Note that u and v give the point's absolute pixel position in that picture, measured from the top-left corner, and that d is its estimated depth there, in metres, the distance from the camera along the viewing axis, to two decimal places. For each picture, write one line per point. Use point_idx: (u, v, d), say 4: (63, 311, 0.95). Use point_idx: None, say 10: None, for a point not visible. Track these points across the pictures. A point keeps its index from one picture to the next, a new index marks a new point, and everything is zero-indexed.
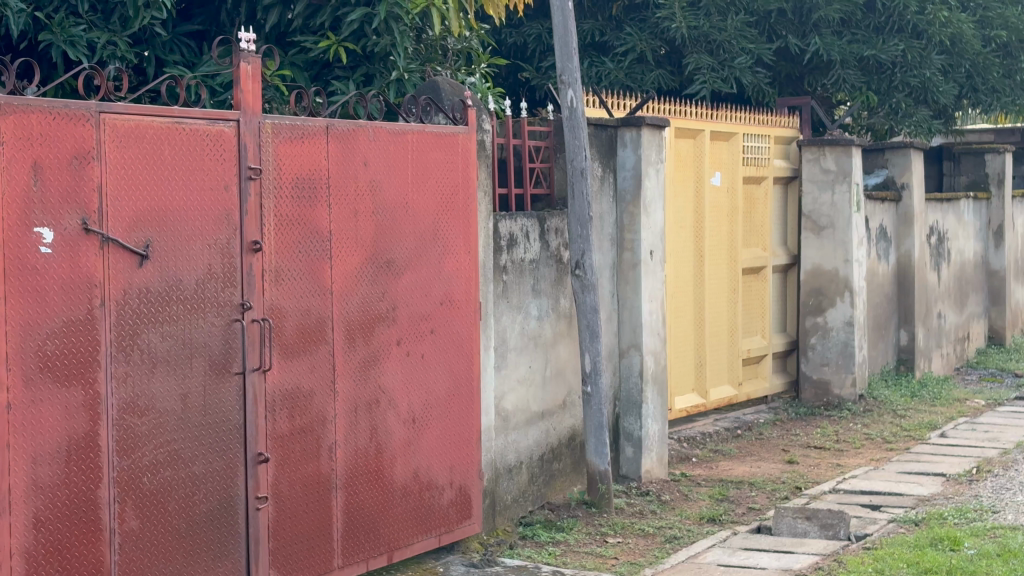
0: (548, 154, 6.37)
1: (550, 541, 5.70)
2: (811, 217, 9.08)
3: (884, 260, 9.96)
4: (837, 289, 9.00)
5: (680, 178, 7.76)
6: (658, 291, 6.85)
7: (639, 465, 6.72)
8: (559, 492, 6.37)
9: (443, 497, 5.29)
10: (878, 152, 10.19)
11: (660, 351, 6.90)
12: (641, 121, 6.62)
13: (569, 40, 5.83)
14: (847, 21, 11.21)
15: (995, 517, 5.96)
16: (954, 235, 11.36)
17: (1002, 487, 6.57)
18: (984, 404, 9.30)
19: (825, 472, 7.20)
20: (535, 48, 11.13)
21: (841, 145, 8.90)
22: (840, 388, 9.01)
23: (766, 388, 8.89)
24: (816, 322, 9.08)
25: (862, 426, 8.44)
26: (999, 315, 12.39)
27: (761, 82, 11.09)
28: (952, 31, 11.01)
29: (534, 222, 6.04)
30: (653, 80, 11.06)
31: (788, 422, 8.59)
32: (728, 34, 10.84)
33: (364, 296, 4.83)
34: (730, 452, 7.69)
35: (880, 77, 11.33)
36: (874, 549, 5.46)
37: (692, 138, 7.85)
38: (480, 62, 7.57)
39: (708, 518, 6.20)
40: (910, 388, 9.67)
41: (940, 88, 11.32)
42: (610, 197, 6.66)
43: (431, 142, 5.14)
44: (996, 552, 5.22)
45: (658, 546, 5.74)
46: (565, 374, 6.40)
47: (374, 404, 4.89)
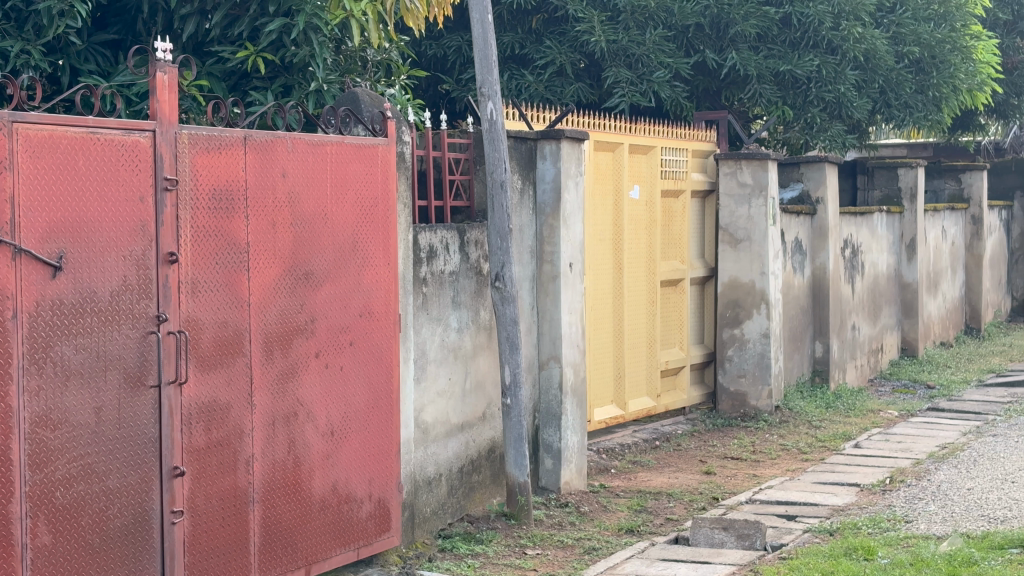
0: (468, 167, 6.38)
1: (469, 553, 5.70)
2: (728, 230, 9.14)
3: (800, 272, 10.06)
4: (753, 301, 9.06)
5: (600, 191, 7.78)
6: (577, 304, 6.88)
7: (558, 476, 6.73)
8: (478, 504, 6.37)
9: (362, 509, 5.27)
10: (794, 167, 10.30)
11: (580, 363, 6.93)
12: (560, 133, 6.64)
13: (489, 53, 5.85)
14: (763, 36, 11.36)
15: (908, 526, 6.05)
16: (868, 248, 11.51)
17: (915, 497, 6.66)
18: (898, 415, 9.45)
19: (742, 483, 7.27)
20: (455, 61, 11.16)
21: (757, 159, 8.94)
22: (756, 399, 9.08)
23: (684, 400, 8.94)
24: (732, 334, 9.15)
25: (778, 437, 8.53)
26: (912, 326, 12.57)
27: (678, 96, 11.23)
28: (866, 47, 11.26)
29: (454, 234, 6.04)
30: (572, 93, 11.17)
31: (705, 433, 8.64)
32: (647, 48, 10.95)
33: (282, 307, 4.80)
34: (648, 463, 7.72)
35: (795, 91, 11.51)
36: (790, 560, 5.54)
37: (611, 152, 7.87)
38: (400, 73, 7.57)
39: (627, 529, 6.24)
40: (825, 399, 9.78)
41: (854, 102, 11.54)
42: (529, 210, 6.67)
43: (351, 154, 5.13)
44: (909, 562, 5.30)
45: (577, 557, 5.77)
46: (485, 386, 6.40)
47: (292, 417, 4.87)
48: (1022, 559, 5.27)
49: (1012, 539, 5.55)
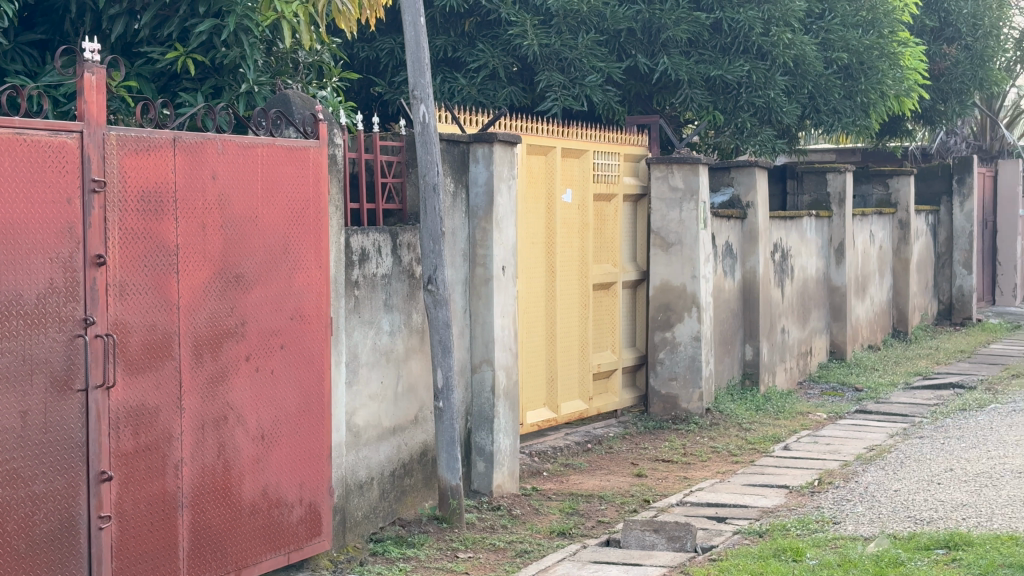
0: (400, 170, 6.36)
1: (401, 557, 5.69)
2: (660, 234, 9.19)
3: (730, 276, 10.12)
4: (684, 304, 9.11)
5: (532, 194, 7.79)
6: (509, 307, 6.88)
7: (490, 479, 6.73)
8: (410, 508, 6.36)
9: (292, 513, 5.24)
10: (725, 171, 10.37)
11: (512, 367, 6.93)
12: (493, 137, 6.65)
13: (421, 56, 5.85)
14: (694, 41, 11.45)
15: (836, 528, 6.12)
16: (798, 252, 11.61)
17: (843, 499, 6.73)
18: (826, 417, 9.55)
19: (673, 485, 7.31)
20: (388, 63, 11.14)
21: (688, 163, 8.99)
22: (687, 402, 9.14)
23: (616, 403, 8.96)
24: (664, 337, 9.20)
25: (709, 439, 8.59)
26: (841, 329, 12.70)
27: (610, 100, 11.30)
28: (795, 52, 11.40)
29: (386, 237, 6.03)
30: (505, 97, 11.19)
31: (637, 436, 8.68)
32: (580, 53, 11.00)
33: (211, 310, 4.77)
34: (580, 466, 7.74)
35: (726, 96, 11.66)
36: (720, 561, 5.59)
37: (544, 155, 7.88)
38: (332, 75, 7.55)
39: (559, 532, 6.27)
40: (755, 402, 9.86)
41: (784, 107, 11.71)
42: (461, 213, 6.66)
43: (282, 156, 5.10)
44: (837, 563, 5.37)
45: (509, 560, 5.78)
46: (417, 389, 6.39)
47: (222, 421, 4.83)
48: (948, 559, 5.35)
49: (938, 539, 5.64)
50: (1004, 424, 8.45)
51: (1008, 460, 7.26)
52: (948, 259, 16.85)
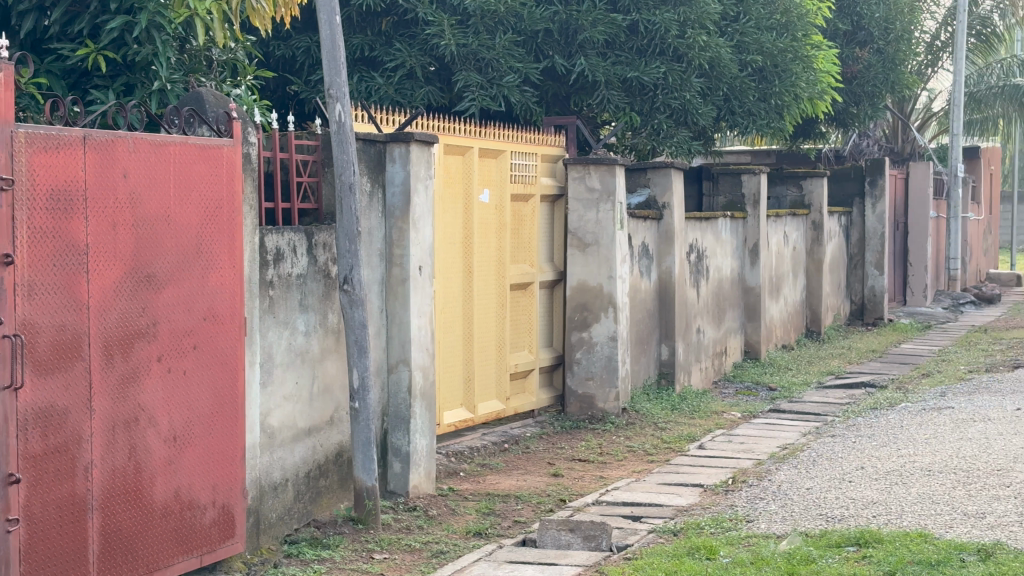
0: (315, 169, 6.32)
1: (316, 559, 5.67)
2: (577, 234, 9.20)
3: (646, 277, 10.17)
4: (600, 304, 9.14)
5: (449, 194, 7.77)
6: (426, 307, 6.86)
7: (406, 480, 6.71)
8: (325, 509, 6.33)
9: (204, 516, 5.18)
10: (641, 172, 10.41)
11: (429, 367, 6.92)
12: (409, 137, 6.63)
13: (337, 55, 5.82)
14: (611, 43, 11.57)
15: (749, 526, 6.18)
16: (713, 253, 11.70)
17: (756, 497, 6.79)
18: (740, 417, 9.65)
19: (589, 485, 7.34)
20: (304, 62, 11.08)
21: (605, 164, 9.02)
22: (603, 401, 9.18)
23: (533, 403, 8.97)
24: (581, 337, 9.22)
25: (625, 438, 8.64)
26: (755, 329, 12.83)
27: (528, 101, 11.34)
28: (710, 54, 11.61)
29: (301, 237, 5.99)
30: (422, 97, 11.16)
31: (554, 436, 8.70)
32: (498, 52, 10.99)
33: (122, 310, 4.71)
34: (497, 466, 7.74)
35: (643, 98, 11.76)
36: (634, 560, 5.62)
37: (461, 155, 7.87)
38: (246, 74, 7.50)
39: (474, 532, 6.27)
40: (670, 401, 9.94)
41: (699, 109, 11.90)
42: (377, 213, 6.63)
43: (195, 155, 5.05)
44: (749, 560, 5.42)
45: (424, 561, 5.77)
46: (332, 390, 6.35)
47: (133, 422, 4.77)
48: (858, 556, 5.42)
49: (849, 536, 5.71)
50: (914, 422, 8.58)
51: (918, 458, 7.38)
52: (860, 260, 17.08)
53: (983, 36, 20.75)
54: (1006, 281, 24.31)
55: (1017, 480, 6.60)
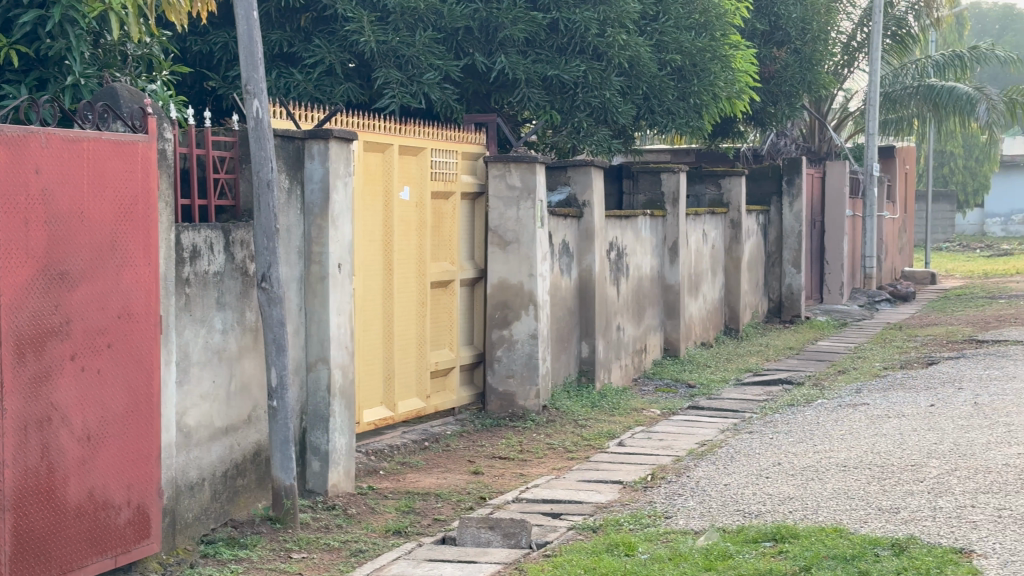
0: (233, 165, 6.27)
1: (233, 559, 5.63)
2: (497, 232, 9.19)
3: (567, 274, 10.20)
4: (521, 302, 9.15)
5: (369, 191, 7.74)
6: (345, 304, 6.83)
7: (325, 479, 6.68)
8: (242, 508, 6.28)
9: (119, 516, 5.11)
10: (561, 170, 10.43)
11: (348, 364, 6.88)
12: (328, 133, 6.58)
13: (255, 51, 5.77)
14: (531, 41, 11.68)
15: (667, 522, 6.22)
16: (633, 251, 11.75)
17: (675, 493, 6.84)
18: (659, 414, 9.71)
19: (509, 482, 7.34)
20: (221, 57, 10.99)
21: (525, 162, 9.04)
22: (524, 399, 9.19)
23: (453, 400, 8.96)
24: (501, 335, 9.20)
25: (545, 436, 8.66)
26: (674, 327, 12.92)
27: (449, 98, 11.37)
28: (630, 53, 11.80)
29: (218, 234, 5.94)
30: (342, 93, 11.13)
31: (474, 434, 8.71)
32: (417, 49, 11.07)
33: (34, 308, 4.63)
34: (417, 464, 7.72)
35: (562, 96, 11.87)
36: (554, 557, 5.63)
37: (381, 152, 7.83)
38: (161, 69, 7.45)
39: (394, 530, 6.25)
40: (590, 399, 9.98)
41: (619, 108, 12.01)
42: (296, 210, 6.58)
43: (109, 151, 4.99)
44: (667, 556, 5.45)
45: (343, 560, 5.75)
46: (250, 389, 6.30)
47: (45, 422, 4.70)
48: (775, 551, 5.47)
49: (765, 532, 5.76)
50: (830, 419, 8.68)
51: (833, 454, 7.46)
52: (778, 258, 17.25)
53: (897, 37, 21.12)
54: (920, 279, 24.68)
55: (930, 475, 6.70)
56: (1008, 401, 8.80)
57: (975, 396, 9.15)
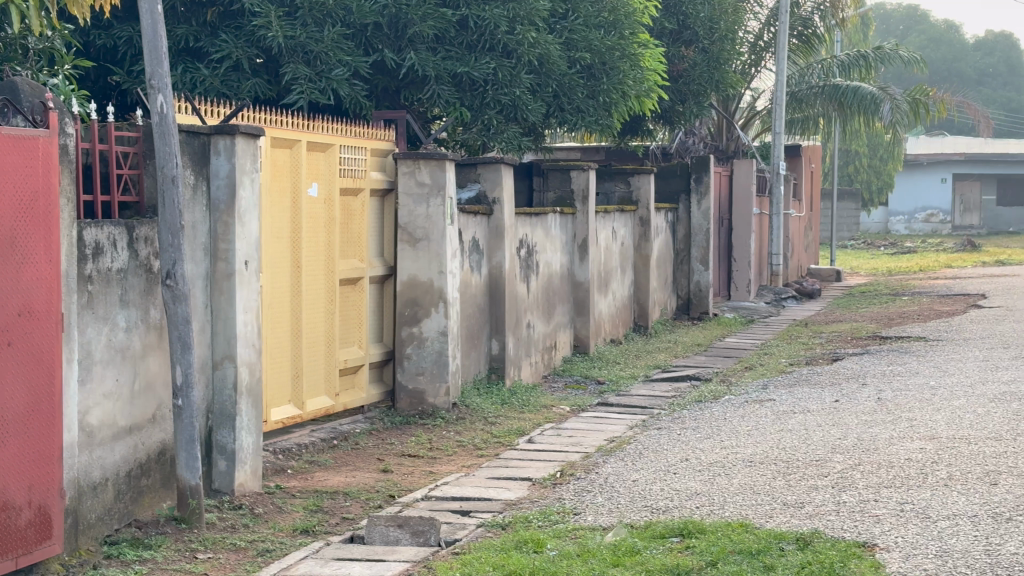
0: (137, 161, 6.18)
1: (137, 560, 5.55)
2: (407, 229, 9.16)
3: (477, 272, 10.19)
4: (431, 299, 9.13)
5: (276, 188, 7.66)
6: (252, 302, 6.76)
7: (232, 478, 6.61)
8: (147, 508, 6.20)
9: (20, 517, 5.01)
10: (471, 167, 10.42)
11: (255, 363, 6.82)
12: (234, 129, 6.52)
13: (159, 45, 5.70)
14: (441, 38, 11.83)
15: (576, 518, 6.24)
16: (543, 248, 11.78)
17: (583, 489, 6.87)
18: (569, 411, 9.76)
19: (418, 481, 7.33)
20: (126, 52, 10.85)
21: (435, 159, 9.04)
22: (434, 396, 9.18)
23: (362, 398, 8.90)
24: (411, 332, 9.17)
25: (455, 433, 8.65)
26: (584, 324, 12.96)
27: (358, 94, 11.41)
28: (539, 51, 11.98)
29: (121, 231, 5.87)
30: (249, 89, 11.13)
31: (383, 432, 8.68)
32: (325, 45, 11.09)
33: None
34: (326, 463, 7.67)
35: (473, 93, 11.96)
36: (462, 555, 5.63)
37: (288, 149, 7.76)
38: (63, 64, 7.39)
39: (302, 530, 6.20)
40: (500, 396, 9.98)
41: (529, 105, 12.17)
42: (201, 206, 6.50)
43: (8, 145, 4.90)
44: (576, 552, 5.47)
45: (250, 560, 5.70)
46: (155, 387, 6.22)
47: None
48: (682, 546, 5.51)
49: (672, 527, 5.79)
50: (737, 414, 8.77)
51: (740, 450, 7.54)
52: (686, 255, 17.39)
53: (804, 36, 21.45)
54: (825, 277, 24.99)
55: (834, 470, 6.79)
56: (911, 396, 8.95)
57: (878, 392, 9.29)
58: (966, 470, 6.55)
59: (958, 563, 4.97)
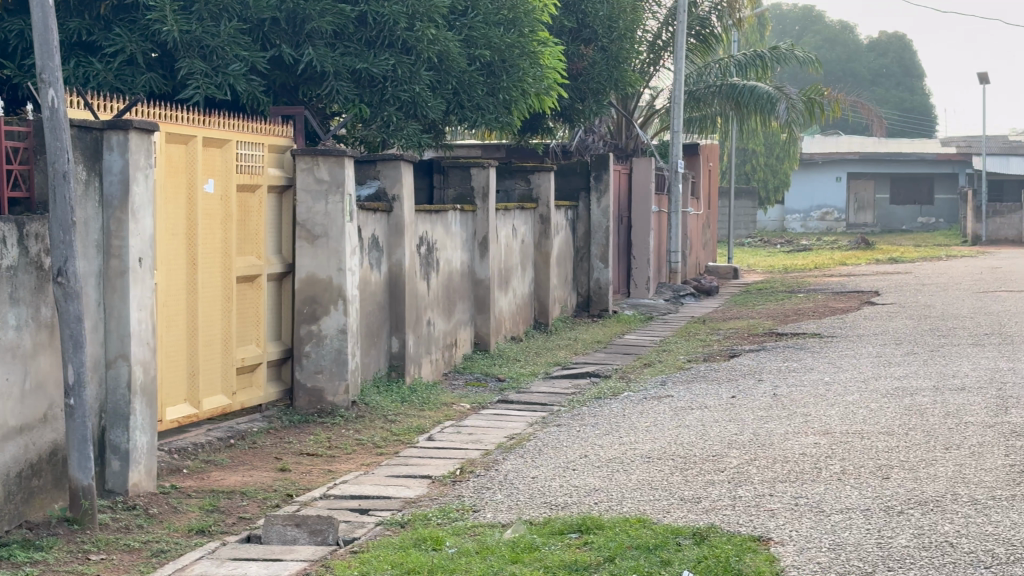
0: (27, 156, 6.06)
1: (27, 562, 5.44)
2: (305, 226, 9.09)
3: (376, 269, 10.14)
4: (330, 297, 9.07)
5: (172, 185, 7.56)
6: (146, 300, 6.67)
7: (126, 478, 6.52)
8: (38, 509, 6.08)
9: None
10: (370, 164, 10.37)
11: (149, 361, 6.72)
12: (128, 124, 6.42)
13: (50, 38, 5.59)
14: (339, 34, 11.81)
15: (475, 516, 6.23)
16: (443, 245, 11.76)
17: (482, 486, 6.87)
18: (469, 408, 9.76)
19: (315, 479, 7.27)
20: (16, 45, 10.70)
21: (333, 156, 8.98)
22: (333, 395, 9.12)
23: (260, 397, 8.82)
24: (310, 330, 9.10)
25: (354, 432, 8.60)
26: (484, 321, 12.96)
27: (255, 90, 11.38)
28: (439, 48, 12.00)
29: (11, 227, 5.76)
30: (144, 83, 11.04)
31: (281, 430, 8.61)
32: (222, 40, 11.02)
33: None
34: (222, 462, 7.59)
35: (372, 90, 12.00)
36: (360, 553, 5.60)
37: (184, 144, 7.67)
38: None
39: (197, 530, 6.13)
40: (400, 394, 9.94)
41: (428, 103, 12.21)
42: (94, 202, 6.39)
43: None
44: (475, 550, 5.46)
45: (143, 561, 5.61)
46: (46, 387, 6.10)
47: None
48: (580, 542, 5.52)
49: (571, 523, 5.81)
50: (636, 411, 8.83)
51: (638, 445, 7.59)
52: (586, 253, 17.47)
53: (701, 36, 21.70)
54: (723, 274, 25.26)
55: (730, 465, 6.86)
56: (806, 392, 9.08)
57: (773, 387, 9.42)
58: (859, 464, 6.66)
59: (852, 556, 5.04)
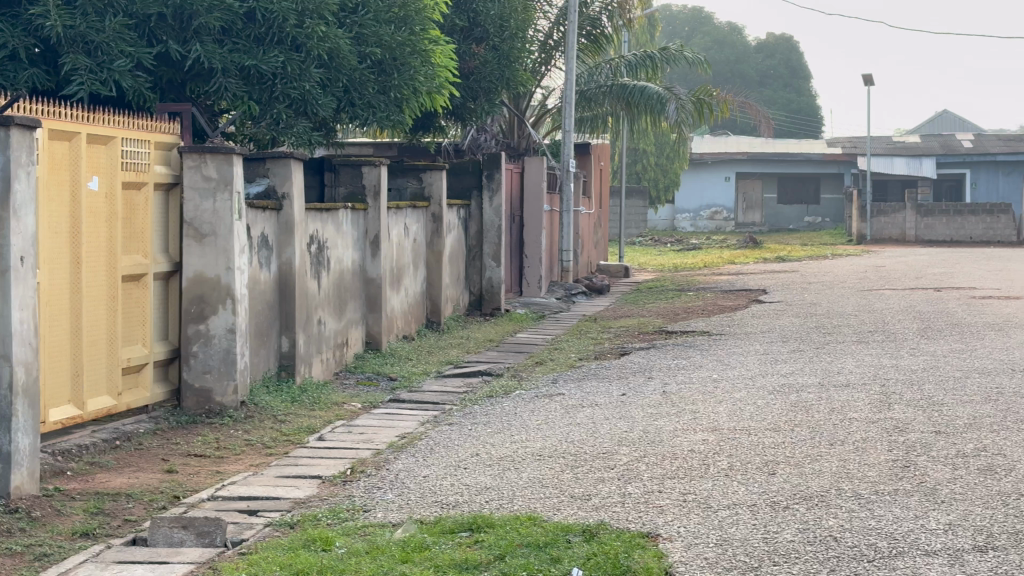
0: None
1: None
2: (193, 224, 8.99)
3: (266, 268, 10.05)
4: (218, 296, 8.98)
5: (54, 182, 7.43)
6: (28, 299, 6.53)
7: (8, 482, 6.34)
8: None
9: None
10: (259, 162, 10.27)
11: (31, 362, 6.59)
12: (9, 120, 6.29)
13: None
14: (228, 30, 11.70)
15: (366, 515, 6.20)
16: (333, 244, 11.69)
17: (373, 486, 6.84)
18: (360, 407, 9.72)
19: (204, 480, 7.19)
20: None
21: (221, 153, 8.91)
22: (221, 395, 9.02)
23: (147, 398, 8.69)
24: (198, 330, 9.00)
25: (243, 432, 8.52)
26: (376, 321, 12.90)
27: (141, 86, 11.29)
28: (329, 45, 11.97)
29: None
30: (27, 79, 10.94)
31: (169, 431, 8.50)
32: (107, 36, 10.89)
33: None
34: (107, 464, 7.47)
35: (261, 87, 11.96)
36: (249, 555, 5.55)
37: (67, 141, 7.53)
38: None
39: (81, 533, 6.02)
40: (290, 394, 9.86)
41: (319, 100, 12.23)
42: None
43: None
44: (365, 550, 5.44)
45: (26, 565, 5.50)
46: None
47: None
48: (470, 541, 5.52)
49: (462, 522, 5.81)
50: (528, 409, 8.85)
51: (528, 443, 7.61)
52: (478, 252, 17.47)
53: (592, 36, 21.88)
54: (613, 273, 25.45)
55: (620, 462, 6.91)
56: (695, 389, 9.17)
57: (663, 385, 9.50)
58: (746, 460, 6.75)
59: (738, 551, 5.10)
